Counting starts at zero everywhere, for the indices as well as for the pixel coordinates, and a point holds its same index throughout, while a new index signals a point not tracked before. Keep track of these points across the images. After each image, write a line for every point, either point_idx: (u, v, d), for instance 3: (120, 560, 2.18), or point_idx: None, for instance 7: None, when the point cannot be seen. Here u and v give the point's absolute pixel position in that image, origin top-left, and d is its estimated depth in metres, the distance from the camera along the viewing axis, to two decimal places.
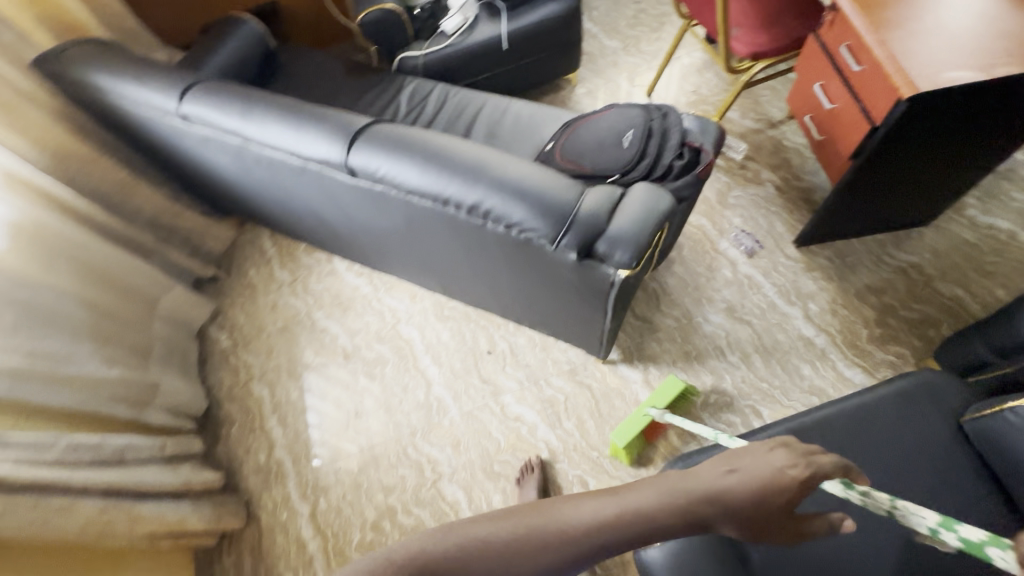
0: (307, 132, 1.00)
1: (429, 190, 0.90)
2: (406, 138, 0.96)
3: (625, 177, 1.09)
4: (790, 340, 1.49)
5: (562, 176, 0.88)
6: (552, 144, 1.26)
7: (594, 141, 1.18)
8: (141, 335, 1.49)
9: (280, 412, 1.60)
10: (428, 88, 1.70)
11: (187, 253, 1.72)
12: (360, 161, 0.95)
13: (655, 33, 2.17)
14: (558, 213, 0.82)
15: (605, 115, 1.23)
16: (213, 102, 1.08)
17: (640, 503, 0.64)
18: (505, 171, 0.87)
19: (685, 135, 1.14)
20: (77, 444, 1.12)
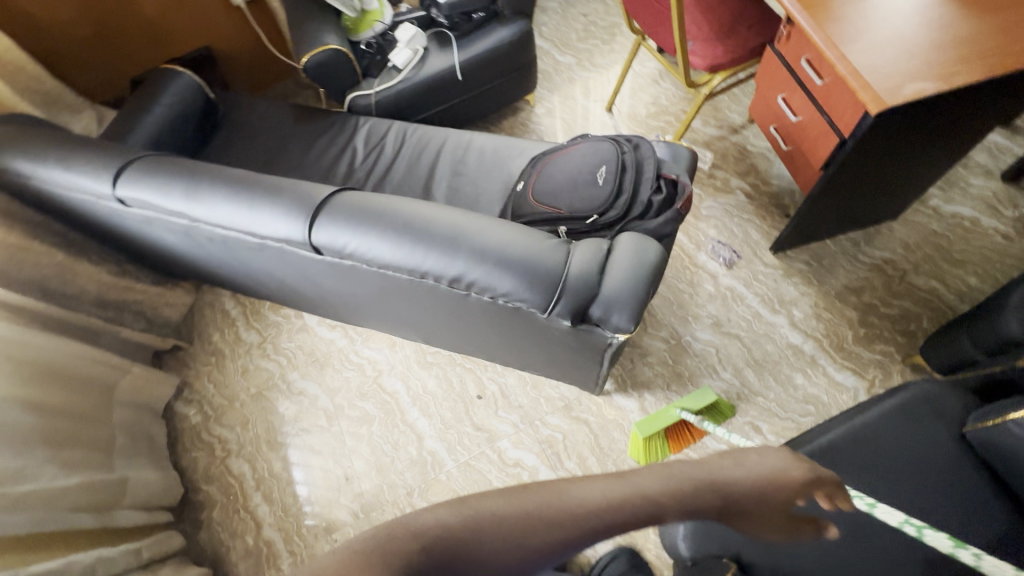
0: (262, 209, 0.93)
1: (404, 264, 0.85)
2: (372, 208, 0.90)
3: (605, 218, 1.06)
4: (779, 350, 1.48)
5: (544, 236, 0.85)
6: (524, 183, 1.22)
7: (568, 180, 1.15)
8: (102, 429, 1.37)
9: (264, 487, 1.50)
10: (385, 127, 1.63)
11: (142, 328, 1.60)
12: (325, 239, 0.89)
13: (607, 45, 2.15)
14: (548, 281, 0.79)
15: (576, 149, 1.19)
16: (152, 183, 0.98)
17: (647, 484, 0.63)
18: (486, 238, 0.83)
19: (660, 166, 1.11)
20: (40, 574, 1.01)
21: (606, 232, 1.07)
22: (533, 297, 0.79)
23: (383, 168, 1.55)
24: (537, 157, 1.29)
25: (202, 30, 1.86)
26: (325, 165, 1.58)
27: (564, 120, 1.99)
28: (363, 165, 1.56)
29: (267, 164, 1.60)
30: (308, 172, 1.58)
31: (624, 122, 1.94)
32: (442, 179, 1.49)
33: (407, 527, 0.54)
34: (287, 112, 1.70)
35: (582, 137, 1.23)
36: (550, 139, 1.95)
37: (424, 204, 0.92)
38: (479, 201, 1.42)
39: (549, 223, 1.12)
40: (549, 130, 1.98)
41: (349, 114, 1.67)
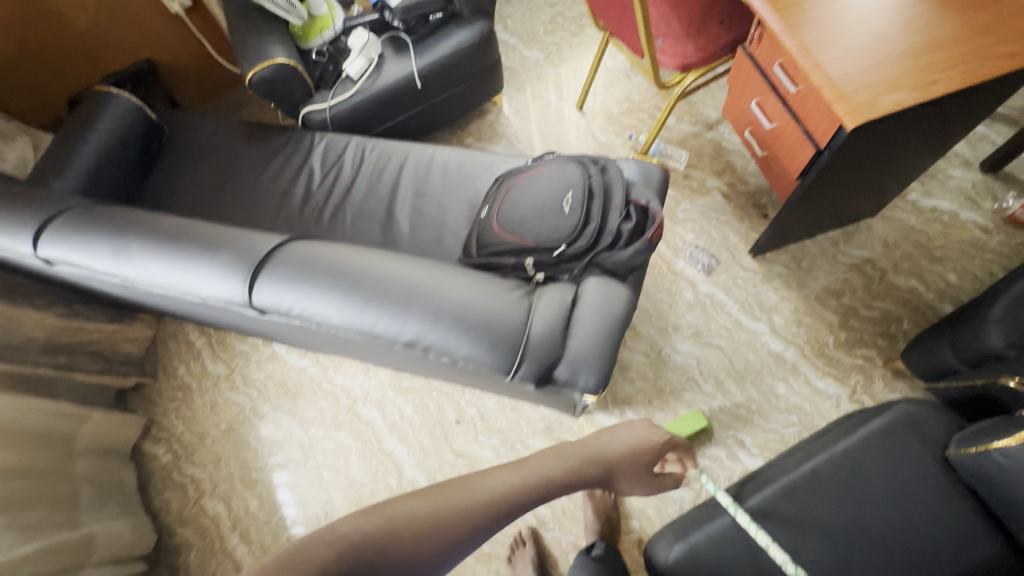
0: (200, 266, 0.85)
1: (354, 325, 0.79)
2: (320, 262, 0.84)
3: (573, 249, 1.00)
4: (760, 358, 1.45)
5: (505, 287, 0.80)
6: (488, 209, 1.15)
7: (533, 207, 1.08)
8: (64, 484, 1.29)
9: (241, 527, 1.46)
10: (343, 145, 1.53)
11: (100, 369, 1.51)
12: (268, 300, 0.82)
13: (576, 37, 2.05)
14: (511, 343, 0.74)
15: (542, 172, 1.13)
16: (77, 242, 0.90)
17: (535, 470, 0.82)
18: (441, 294, 0.77)
19: (630, 191, 1.05)
20: None
21: (575, 264, 1.01)
22: (493, 361, 0.74)
23: (342, 191, 1.46)
24: (502, 178, 1.22)
25: (139, 42, 1.73)
26: (281, 188, 1.49)
27: (534, 122, 1.90)
28: (322, 187, 1.48)
29: (220, 190, 1.51)
30: (263, 197, 1.49)
31: (597, 121, 1.87)
32: (405, 200, 1.41)
33: (328, 535, 0.57)
34: (237, 130, 1.60)
35: (549, 158, 1.17)
36: (520, 143, 1.87)
37: (377, 254, 0.86)
38: (444, 224, 1.35)
39: (516, 254, 1.05)
40: (518, 133, 1.89)
41: (305, 131, 1.58)
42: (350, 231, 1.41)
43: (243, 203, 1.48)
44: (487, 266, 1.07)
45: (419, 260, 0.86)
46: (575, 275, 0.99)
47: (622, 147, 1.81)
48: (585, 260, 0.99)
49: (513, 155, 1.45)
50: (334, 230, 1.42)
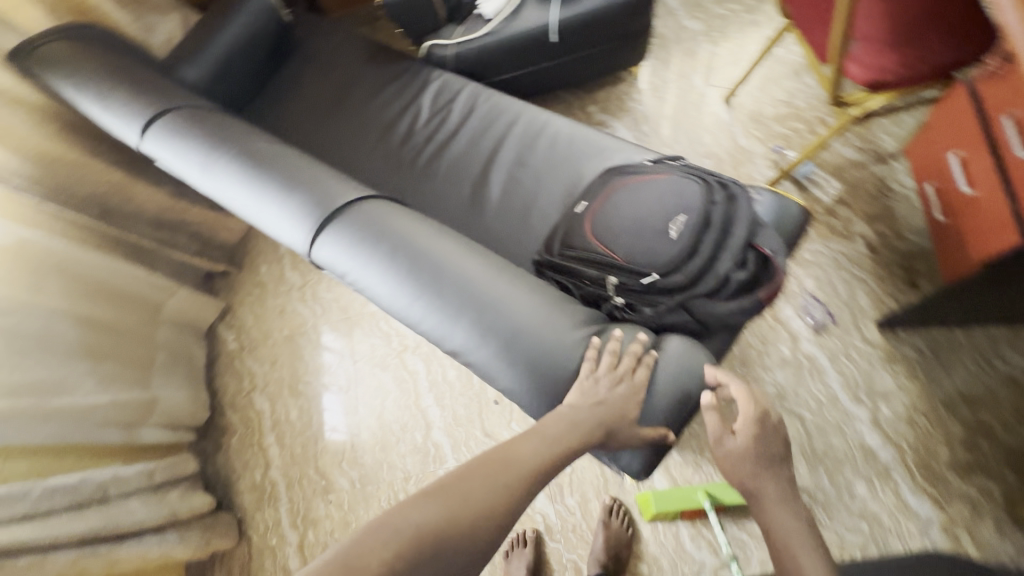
0: (287, 214, 0.88)
1: (406, 316, 0.82)
2: (389, 240, 0.84)
3: (666, 282, 0.87)
4: (846, 447, 1.24)
5: (564, 324, 0.78)
6: (586, 205, 1.02)
7: (634, 220, 0.96)
8: (144, 346, 1.43)
9: (278, 430, 1.56)
10: (458, 88, 1.45)
11: (196, 250, 1.63)
12: (330, 262, 0.86)
13: (748, 14, 1.74)
14: (552, 389, 0.76)
15: (658, 181, 0.99)
16: (180, 148, 0.96)
17: (561, 436, 0.72)
18: (495, 317, 0.77)
19: (755, 232, 0.89)
20: (53, 489, 1.06)
21: (663, 299, 0.88)
22: (527, 400, 0.77)
23: (444, 137, 1.39)
24: (611, 172, 1.08)
25: None
26: (386, 120, 1.44)
27: (669, 104, 1.68)
28: (425, 128, 1.41)
29: (331, 108, 1.49)
30: (368, 124, 1.45)
31: (742, 120, 1.61)
32: (503, 164, 1.31)
33: (387, 530, 0.55)
34: (360, 48, 1.56)
35: (670, 166, 1.01)
36: (646, 124, 1.67)
37: (444, 243, 0.86)
38: (536, 202, 1.24)
39: (600, 266, 0.94)
40: (647, 113, 1.68)
41: (425, 64, 1.51)
42: (440, 182, 1.34)
43: (348, 127, 1.46)
44: (564, 269, 0.98)
45: (483, 261, 0.84)
46: (658, 310, 0.87)
47: (763, 157, 1.55)
48: (675, 299, 0.86)
49: (633, 143, 1.27)
50: (425, 177, 1.35)
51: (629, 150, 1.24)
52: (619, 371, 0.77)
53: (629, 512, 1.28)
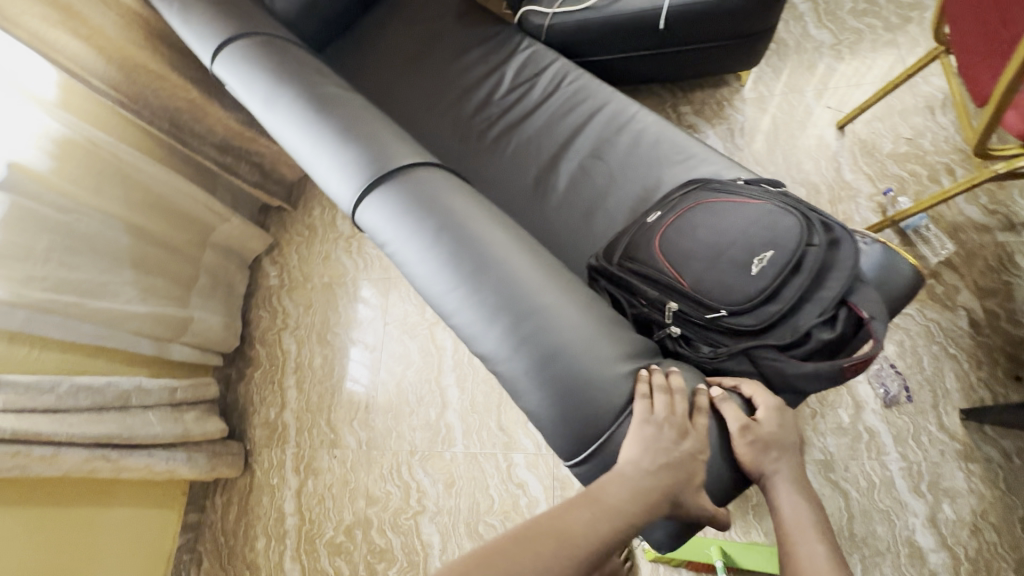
0: (351, 180, 0.89)
1: (444, 307, 0.81)
2: (445, 223, 0.83)
3: (732, 322, 0.84)
4: (891, 540, 1.10)
5: (608, 356, 0.75)
6: (660, 215, 0.99)
7: (714, 246, 0.90)
8: (189, 266, 1.46)
9: (299, 374, 1.57)
10: (546, 63, 1.35)
11: (256, 181, 1.64)
12: (377, 227, 0.87)
13: (887, 32, 1.53)
14: (580, 423, 0.73)
15: (749, 207, 0.92)
16: (257, 82, 0.97)
17: (615, 506, 0.66)
18: (537, 332, 0.75)
19: (852, 289, 0.80)
20: (78, 388, 1.09)
21: (724, 340, 0.85)
22: (551, 427, 0.75)
23: (520, 113, 1.30)
24: (698, 185, 1.02)
25: None
26: (464, 84, 1.37)
27: (772, 120, 1.52)
28: (502, 100, 1.33)
29: (409, 60, 1.43)
30: (443, 84, 1.39)
31: (853, 152, 1.42)
32: (579, 152, 1.22)
33: None
34: (453, 4, 1.48)
35: (766, 195, 0.93)
36: (741, 138, 1.52)
37: (499, 238, 0.83)
38: (603, 201, 1.15)
39: (662, 287, 0.92)
40: (746, 125, 1.53)
41: (517, 31, 1.41)
42: (505, 160, 1.26)
43: (424, 84, 1.40)
44: (623, 281, 0.96)
45: (536, 267, 0.82)
46: (716, 353, 0.84)
47: (868, 198, 1.38)
48: (739, 344, 0.83)
49: (725, 157, 1.13)
50: (491, 152, 1.28)
51: (720, 164, 1.10)
52: (683, 424, 0.72)
53: (632, 545, 1.19)
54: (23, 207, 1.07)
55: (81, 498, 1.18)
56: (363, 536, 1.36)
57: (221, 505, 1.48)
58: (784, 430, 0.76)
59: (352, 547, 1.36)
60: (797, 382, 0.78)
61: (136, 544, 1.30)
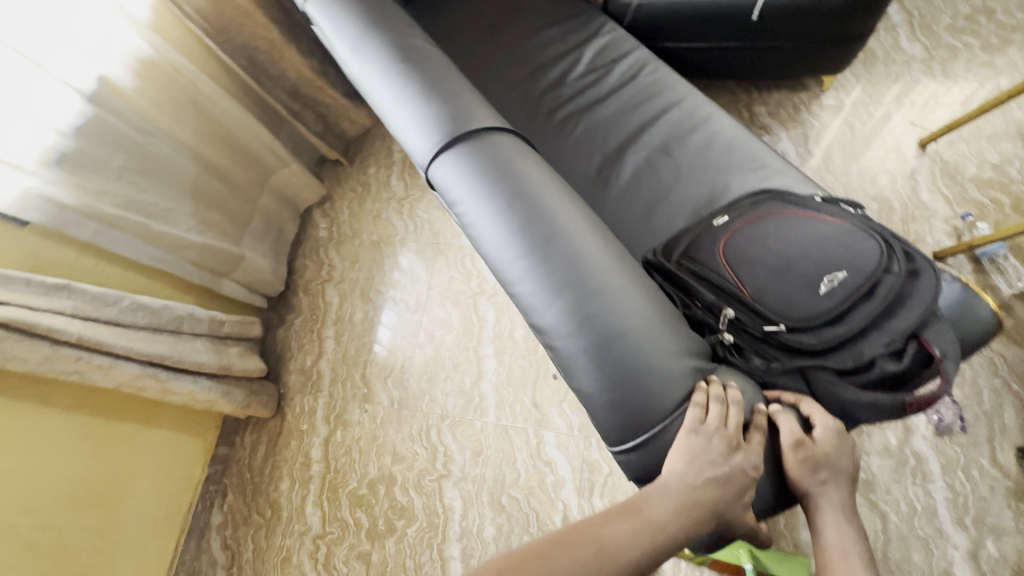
0: (428, 136, 0.88)
1: (509, 275, 0.81)
2: (520, 192, 0.83)
3: (790, 338, 0.82)
4: (926, 568, 1.08)
5: (668, 351, 0.76)
6: (728, 220, 0.98)
7: (782, 260, 0.88)
8: (245, 205, 1.47)
9: (339, 326, 1.58)
10: (626, 51, 1.32)
11: (318, 131, 1.65)
12: (449, 185, 0.86)
13: (985, 52, 1.47)
14: (632, 412, 0.73)
15: (826, 223, 0.90)
16: (349, 27, 0.98)
17: (657, 519, 0.64)
18: (602, 315, 0.75)
19: (927, 323, 0.76)
20: (138, 305, 1.11)
21: (779, 355, 0.83)
22: (601, 410, 0.75)
23: (593, 98, 1.28)
24: (771, 196, 1.00)
25: None
26: (539, 61, 1.36)
27: (850, 130, 1.47)
28: (576, 82, 1.31)
29: (488, 30, 1.43)
30: (518, 58, 1.37)
31: (932, 172, 1.38)
32: (646, 146, 1.19)
33: None
34: None
35: (845, 214, 0.91)
36: (814, 144, 1.47)
37: (572, 216, 0.83)
38: (666, 197, 1.13)
39: (720, 291, 0.90)
40: (822, 132, 1.48)
41: (600, 15, 1.39)
42: (571, 143, 1.25)
43: (498, 55, 1.39)
44: (680, 280, 0.94)
45: (606, 251, 0.81)
46: (768, 366, 0.83)
47: (943, 220, 1.33)
48: (794, 362, 0.81)
49: (801, 172, 1.10)
50: (558, 133, 1.27)
51: (796, 178, 1.07)
52: (735, 437, 0.71)
53: None
54: (106, 123, 1.08)
55: (127, 413, 1.21)
56: (386, 492, 1.37)
57: (249, 443, 1.50)
58: (839, 454, 0.74)
59: (374, 501, 1.37)
60: (851, 409, 0.77)
61: (168, 470, 1.33)
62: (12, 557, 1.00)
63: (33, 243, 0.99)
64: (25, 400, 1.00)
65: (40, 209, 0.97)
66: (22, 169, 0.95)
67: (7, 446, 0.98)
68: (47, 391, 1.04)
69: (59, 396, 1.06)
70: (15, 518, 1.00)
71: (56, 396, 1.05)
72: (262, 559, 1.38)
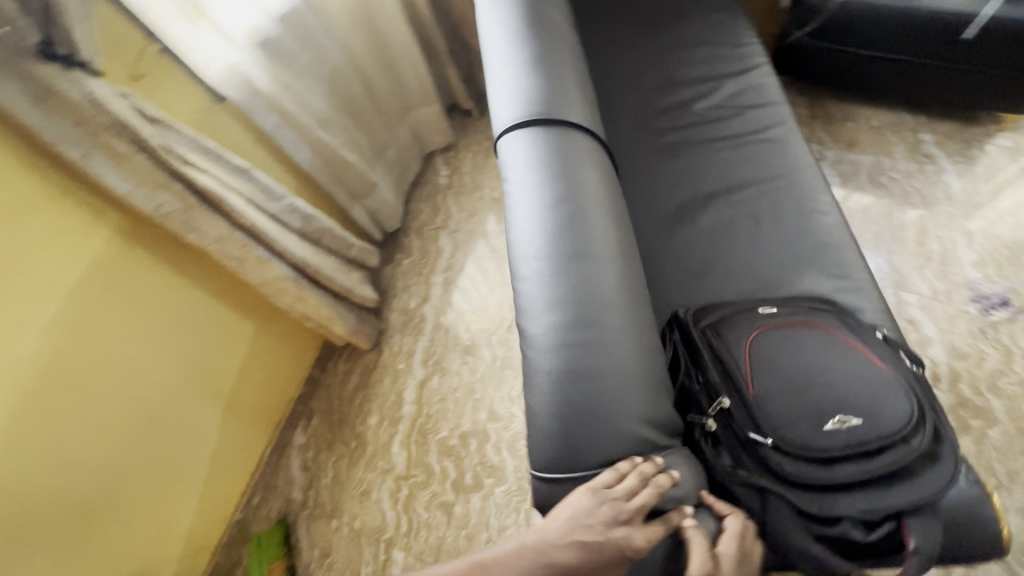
0: (519, 119, 0.93)
1: (522, 268, 0.81)
2: (571, 202, 0.85)
3: (771, 456, 0.76)
4: None
5: (637, 410, 0.71)
6: (774, 312, 0.90)
7: (804, 379, 0.81)
8: (386, 134, 1.45)
9: (448, 275, 1.56)
10: (765, 100, 1.23)
11: (461, 78, 1.63)
12: (512, 168, 0.90)
13: None
14: (572, 444, 0.69)
15: (869, 360, 0.82)
16: (506, 9, 1.05)
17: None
18: (585, 341, 0.73)
19: (919, 511, 0.71)
20: (295, 209, 1.08)
21: (752, 467, 0.77)
22: (539, 431, 0.71)
23: (706, 136, 1.21)
24: (834, 310, 0.91)
25: None
26: (674, 78, 1.30)
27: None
28: (701, 113, 1.25)
29: (644, 30, 1.39)
30: (659, 67, 1.32)
31: None
32: (728, 207, 1.12)
33: None
34: None
35: (898, 365, 0.83)
36: (983, 183, 1.41)
37: (604, 241, 0.83)
38: (714, 264, 1.06)
39: (728, 378, 0.85)
40: (992, 172, 1.42)
41: (759, 49, 1.31)
42: (660, 173, 1.19)
43: (641, 60, 1.34)
44: (694, 347, 0.89)
45: (624, 288, 0.80)
46: (734, 473, 0.76)
47: None
48: (762, 480, 0.75)
49: (884, 304, 0.98)
50: (653, 156, 1.21)
51: (871, 307, 0.97)
52: (632, 513, 0.64)
53: None
54: (303, 17, 1.07)
55: (250, 313, 1.18)
56: (478, 447, 1.34)
57: (341, 373, 1.49)
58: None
59: (464, 454, 1.35)
60: (793, 557, 0.71)
61: (266, 385, 1.31)
62: (118, 416, 0.95)
63: (221, 121, 0.98)
64: (184, 274, 1.00)
65: (238, 88, 0.95)
66: (232, 42, 0.95)
67: (157, 308, 0.97)
68: (187, 265, 1.00)
69: (194, 271, 1.02)
70: (140, 389, 0.98)
71: (192, 271, 1.01)
72: (341, 488, 1.36)
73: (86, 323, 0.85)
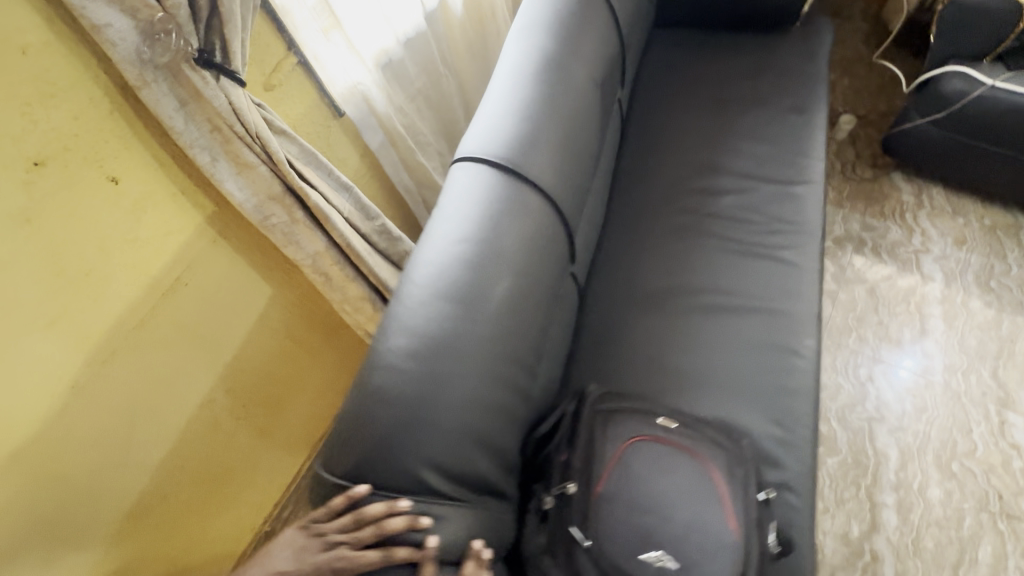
0: (484, 151, 0.88)
1: (403, 283, 0.78)
2: (480, 242, 0.80)
3: (577, 559, 0.75)
4: None
5: (437, 458, 0.69)
6: (672, 428, 0.84)
7: (653, 508, 0.76)
8: None
9: None
10: (798, 221, 1.15)
11: None
12: (449, 189, 0.86)
13: None
14: (363, 464, 0.68)
15: (724, 515, 0.76)
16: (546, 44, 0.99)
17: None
18: (421, 382, 0.70)
19: None
20: (386, 230, 1.03)
21: (556, 561, 0.77)
22: (340, 431, 0.71)
23: (716, 232, 1.15)
24: (734, 448, 0.84)
25: None
26: (717, 163, 1.23)
27: None
28: (723, 208, 1.18)
29: (724, 104, 1.31)
30: (707, 144, 1.26)
31: None
32: (699, 309, 1.06)
33: None
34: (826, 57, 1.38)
35: (755, 535, 0.77)
36: None
37: (496, 291, 0.78)
38: (661, 359, 1.01)
39: (586, 471, 0.81)
40: None
41: (821, 165, 1.21)
42: (655, 252, 1.14)
43: (698, 131, 1.28)
44: (578, 425, 0.85)
45: (492, 346, 0.76)
46: (538, 557, 0.79)
47: None
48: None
49: (811, 471, 0.92)
50: (653, 230, 1.17)
51: (794, 467, 0.91)
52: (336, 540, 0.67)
53: None
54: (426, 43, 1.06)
55: (311, 328, 1.13)
56: None
57: None
58: None
59: None
60: None
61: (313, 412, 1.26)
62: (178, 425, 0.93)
63: (333, 134, 0.98)
64: (267, 280, 0.97)
65: (357, 105, 0.96)
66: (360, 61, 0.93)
67: (223, 311, 0.91)
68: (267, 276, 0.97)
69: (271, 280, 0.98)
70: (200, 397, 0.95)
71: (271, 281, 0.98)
72: None
73: (149, 319, 0.80)
